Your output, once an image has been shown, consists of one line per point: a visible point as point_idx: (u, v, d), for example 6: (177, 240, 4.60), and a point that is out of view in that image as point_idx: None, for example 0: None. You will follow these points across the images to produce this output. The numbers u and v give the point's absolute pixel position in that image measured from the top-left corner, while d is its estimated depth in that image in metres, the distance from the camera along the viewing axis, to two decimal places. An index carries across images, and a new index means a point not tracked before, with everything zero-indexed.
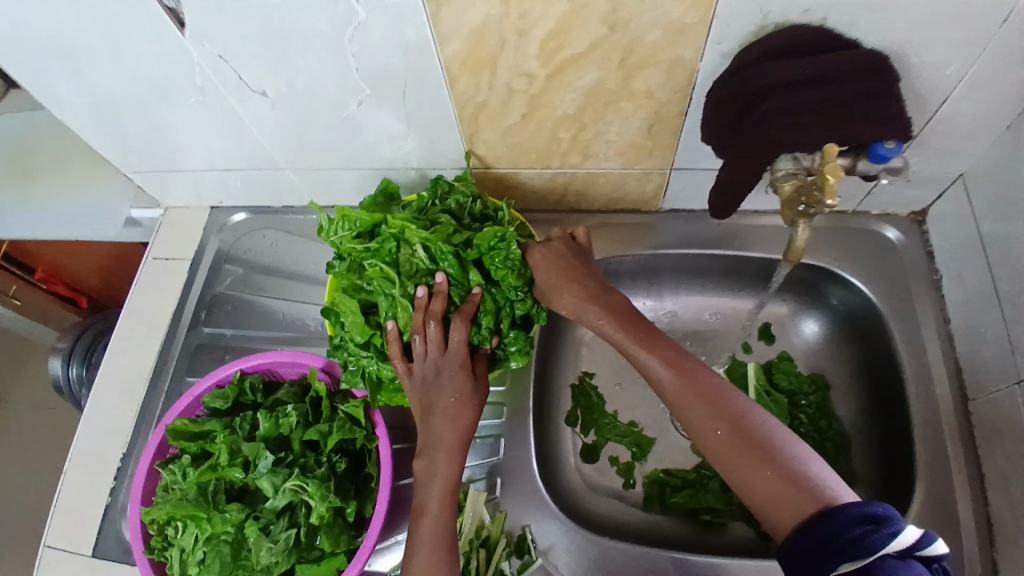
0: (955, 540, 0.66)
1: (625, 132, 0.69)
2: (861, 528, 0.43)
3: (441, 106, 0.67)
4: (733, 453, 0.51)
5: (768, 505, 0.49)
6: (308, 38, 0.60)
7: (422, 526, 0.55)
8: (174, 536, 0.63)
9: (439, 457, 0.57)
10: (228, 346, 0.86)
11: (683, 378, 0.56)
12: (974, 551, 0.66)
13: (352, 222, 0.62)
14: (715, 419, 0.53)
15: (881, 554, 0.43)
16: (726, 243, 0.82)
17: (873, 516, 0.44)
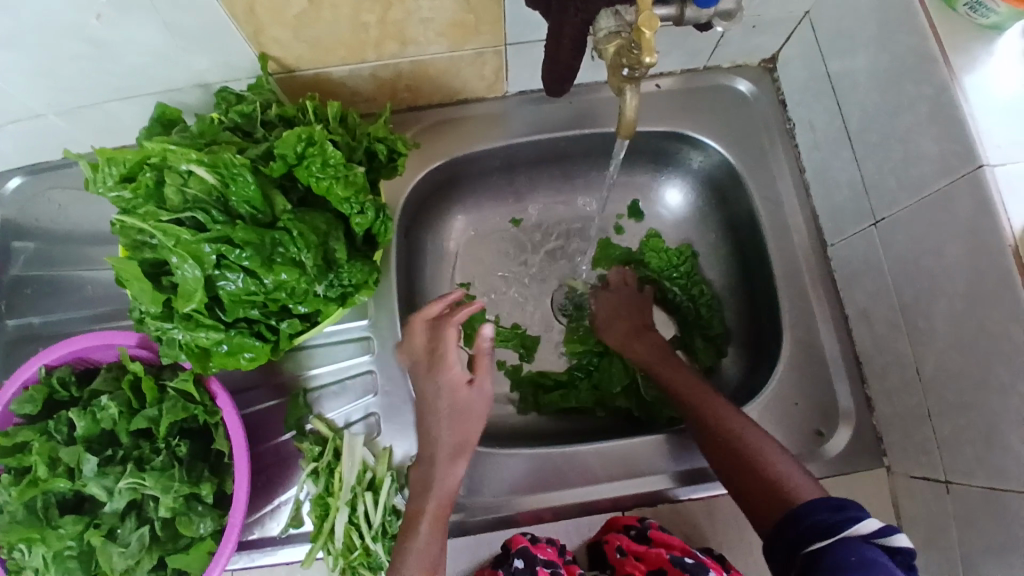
0: (828, 384, 0.69)
1: (439, 8, 0.58)
2: (827, 516, 0.48)
3: (200, 3, 0.53)
4: (706, 426, 0.60)
5: (749, 508, 0.55)
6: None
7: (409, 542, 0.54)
8: (24, 560, 0.55)
9: (439, 462, 0.58)
10: (42, 338, 0.73)
11: (665, 360, 0.67)
12: (847, 393, 0.68)
13: (119, 163, 0.49)
14: (689, 392, 0.63)
15: (844, 536, 0.47)
16: (580, 123, 0.75)
17: (838, 506, 0.49)
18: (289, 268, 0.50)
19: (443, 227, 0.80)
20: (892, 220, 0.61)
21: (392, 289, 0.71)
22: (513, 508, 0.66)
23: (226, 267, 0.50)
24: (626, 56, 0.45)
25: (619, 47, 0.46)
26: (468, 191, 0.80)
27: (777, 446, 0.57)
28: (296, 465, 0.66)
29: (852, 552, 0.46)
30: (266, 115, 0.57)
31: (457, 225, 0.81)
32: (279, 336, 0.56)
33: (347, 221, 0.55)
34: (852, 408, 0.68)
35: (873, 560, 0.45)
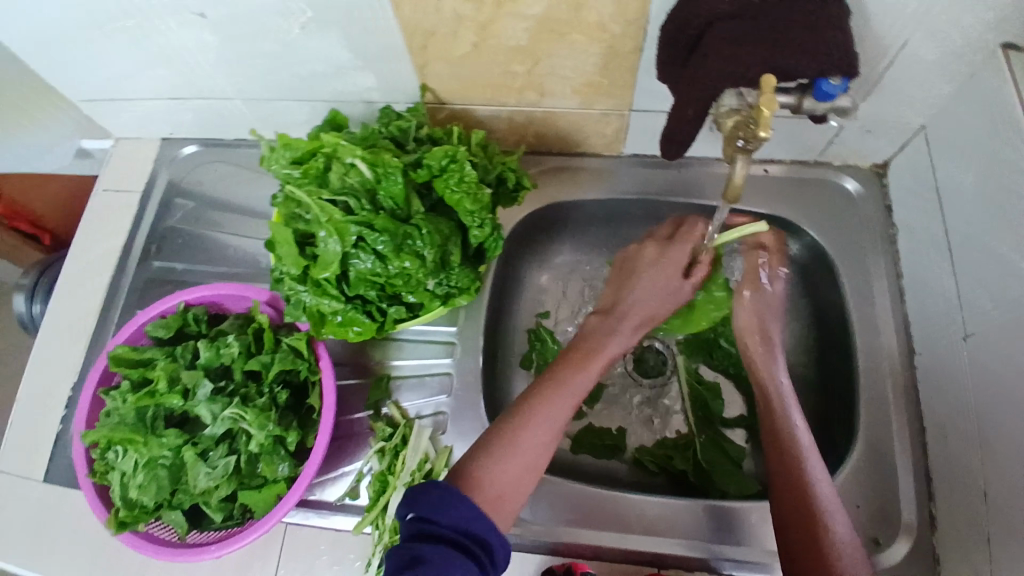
0: (893, 493, 0.67)
1: (579, 69, 0.66)
2: None
3: (387, 33, 0.64)
4: (800, 511, 0.57)
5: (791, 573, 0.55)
6: None
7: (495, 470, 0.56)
8: (116, 460, 0.62)
9: (572, 385, 0.61)
10: (178, 281, 0.83)
11: (773, 412, 0.64)
12: (911, 508, 0.67)
13: (293, 148, 0.60)
14: (785, 450, 0.60)
15: None
16: (683, 192, 0.80)
17: None
18: (412, 258, 0.58)
19: (537, 262, 0.87)
20: (981, 336, 0.61)
21: (483, 305, 0.77)
22: (556, 535, 0.69)
23: (361, 247, 0.58)
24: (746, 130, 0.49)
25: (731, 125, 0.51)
26: (567, 233, 0.87)
27: (845, 540, 0.55)
28: (365, 441, 0.73)
29: None
30: (417, 132, 0.67)
31: (550, 263, 0.88)
32: (385, 317, 0.64)
33: (465, 230, 0.62)
34: (913, 522, 0.66)
35: None
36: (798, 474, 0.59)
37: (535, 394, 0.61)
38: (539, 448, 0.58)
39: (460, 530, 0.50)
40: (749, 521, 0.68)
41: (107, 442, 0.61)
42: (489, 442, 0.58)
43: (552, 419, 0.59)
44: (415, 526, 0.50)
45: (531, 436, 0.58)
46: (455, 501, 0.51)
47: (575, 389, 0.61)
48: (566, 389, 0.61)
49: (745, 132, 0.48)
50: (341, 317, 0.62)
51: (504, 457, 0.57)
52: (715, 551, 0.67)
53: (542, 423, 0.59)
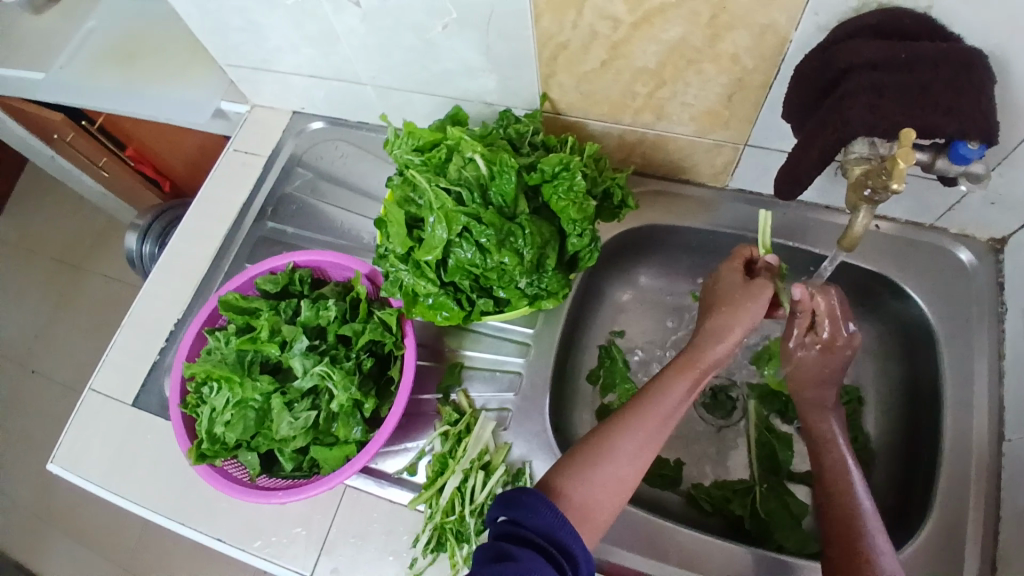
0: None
1: (702, 97, 0.67)
2: None
3: (521, 41, 0.67)
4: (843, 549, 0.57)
5: None
6: None
7: (594, 478, 0.58)
8: (209, 396, 0.66)
9: (666, 402, 0.62)
10: (287, 243, 0.89)
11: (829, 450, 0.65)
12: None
13: (417, 137, 0.65)
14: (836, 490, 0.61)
15: None
16: (786, 234, 0.79)
17: None
18: (512, 255, 0.60)
19: (621, 281, 0.88)
20: None
21: (563, 312, 0.79)
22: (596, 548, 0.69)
23: (465, 237, 0.61)
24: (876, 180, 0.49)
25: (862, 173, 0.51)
26: (656, 257, 0.87)
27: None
28: (430, 422, 0.75)
29: None
30: (533, 137, 0.69)
31: (633, 283, 0.88)
32: (473, 308, 0.67)
33: (564, 237, 0.64)
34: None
35: None
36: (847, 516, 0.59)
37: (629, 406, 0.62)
38: (627, 459, 0.59)
39: (544, 535, 0.52)
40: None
41: (205, 376, 0.66)
42: (580, 453, 0.60)
43: (647, 431, 0.60)
44: (505, 526, 0.52)
45: (620, 447, 0.59)
46: (543, 505, 0.53)
47: (664, 403, 0.62)
48: (660, 403, 0.62)
49: (874, 182, 0.49)
50: (432, 300, 0.66)
51: (602, 465, 0.58)
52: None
53: (632, 436, 0.60)
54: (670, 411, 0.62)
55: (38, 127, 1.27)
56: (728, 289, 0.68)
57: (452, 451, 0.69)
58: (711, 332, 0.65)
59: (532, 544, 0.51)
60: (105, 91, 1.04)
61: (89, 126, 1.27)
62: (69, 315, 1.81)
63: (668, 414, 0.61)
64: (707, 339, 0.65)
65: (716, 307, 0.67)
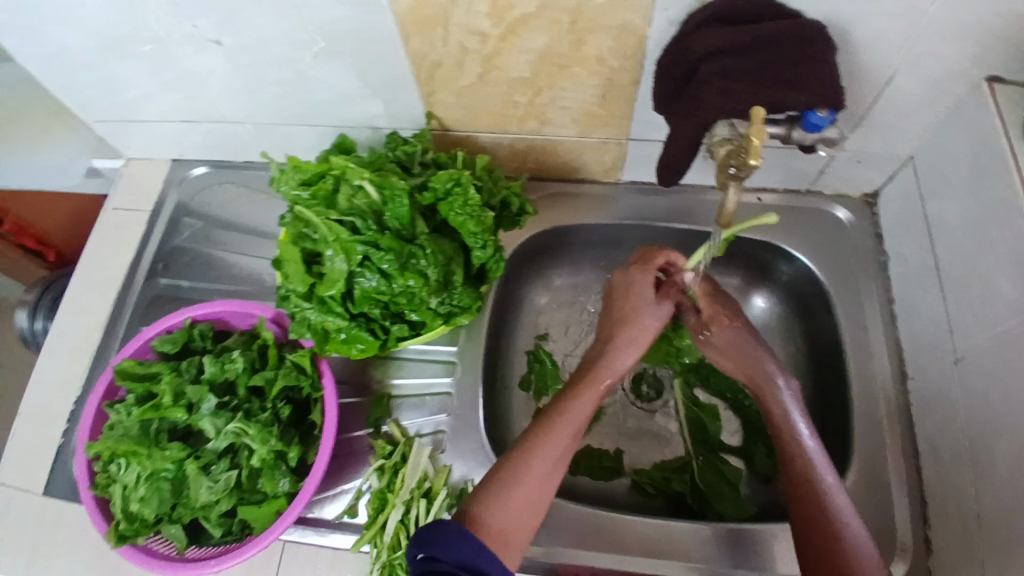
0: (888, 514, 0.68)
1: (578, 99, 0.69)
2: None
3: (393, 63, 0.67)
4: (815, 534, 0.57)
5: None
6: None
7: (504, 506, 0.57)
8: (118, 473, 0.62)
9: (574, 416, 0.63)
10: (185, 298, 0.85)
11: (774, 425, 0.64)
12: (907, 528, 0.68)
13: (302, 170, 0.63)
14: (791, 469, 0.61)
15: None
16: (678, 218, 0.82)
17: None
18: (416, 276, 0.60)
19: (536, 285, 0.89)
20: (971, 358, 0.63)
21: (483, 324, 0.79)
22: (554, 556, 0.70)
23: (366, 266, 0.60)
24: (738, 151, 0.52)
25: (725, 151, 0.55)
26: (568, 257, 0.89)
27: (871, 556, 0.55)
28: (364, 460, 0.73)
29: None
30: (423, 156, 0.69)
31: (549, 285, 0.90)
32: (389, 335, 0.66)
33: (468, 251, 0.64)
34: (908, 542, 0.67)
35: None
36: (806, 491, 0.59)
37: (539, 425, 0.62)
38: (541, 478, 0.59)
39: (463, 566, 0.50)
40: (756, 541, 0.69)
41: (110, 454, 0.62)
42: (493, 476, 0.59)
43: (555, 451, 0.61)
44: (422, 561, 0.50)
45: (531, 473, 0.59)
46: (458, 535, 0.52)
47: (572, 419, 0.62)
48: (569, 418, 0.62)
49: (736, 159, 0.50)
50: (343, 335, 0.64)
51: (511, 493, 0.58)
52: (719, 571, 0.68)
53: (543, 452, 0.60)
54: (578, 426, 0.62)
55: None
56: (634, 294, 0.70)
57: (389, 483, 0.67)
58: (626, 341, 0.67)
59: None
60: None
61: None
62: None
63: (575, 426, 0.62)
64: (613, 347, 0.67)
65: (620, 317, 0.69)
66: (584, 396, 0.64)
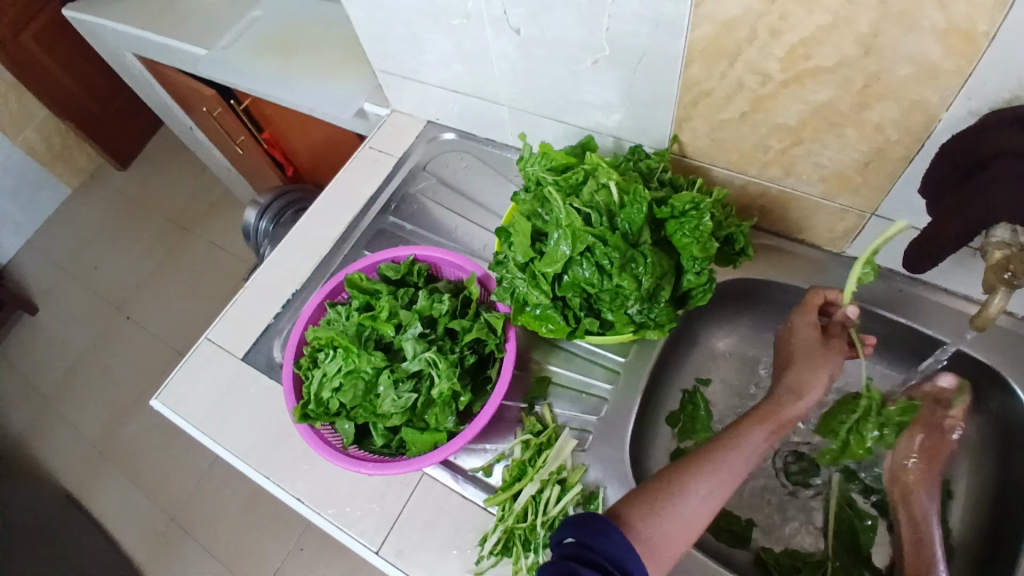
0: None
1: (837, 161, 0.69)
2: None
3: (665, 84, 0.72)
4: None
5: None
6: None
7: (672, 510, 0.60)
8: (323, 361, 0.72)
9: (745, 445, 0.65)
10: (405, 239, 0.95)
11: None
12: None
13: (550, 158, 0.71)
14: None
15: None
16: (896, 309, 0.79)
17: None
18: (630, 280, 0.63)
19: (719, 330, 0.90)
20: None
21: (655, 348, 0.80)
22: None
23: (586, 257, 0.64)
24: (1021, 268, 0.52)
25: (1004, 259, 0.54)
26: (757, 312, 0.88)
27: None
28: (511, 430, 0.78)
29: None
30: (660, 175, 0.72)
31: (732, 333, 0.90)
32: (579, 325, 0.70)
33: (680, 273, 0.67)
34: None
35: None
36: None
37: (709, 446, 0.65)
38: (701, 495, 0.61)
39: (613, 561, 0.53)
40: None
41: (327, 343, 0.72)
42: (655, 482, 0.62)
43: (723, 471, 0.63)
44: (574, 547, 0.54)
45: (698, 484, 0.62)
46: (614, 531, 0.55)
47: (744, 449, 0.64)
48: (743, 447, 0.64)
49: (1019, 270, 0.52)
50: (539, 311, 0.69)
51: (678, 498, 0.61)
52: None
53: (707, 473, 0.63)
54: (748, 457, 0.64)
55: (194, 98, 1.39)
56: (808, 345, 0.70)
57: (534, 458, 0.71)
58: (791, 387, 0.68)
59: (601, 568, 0.52)
60: (264, 77, 1.16)
61: (237, 106, 1.37)
62: (193, 279, 2.05)
63: (746, 456, 0.64)
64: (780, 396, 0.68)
65: (793, 364, 0.70)
66: (758, 429, 0.65)
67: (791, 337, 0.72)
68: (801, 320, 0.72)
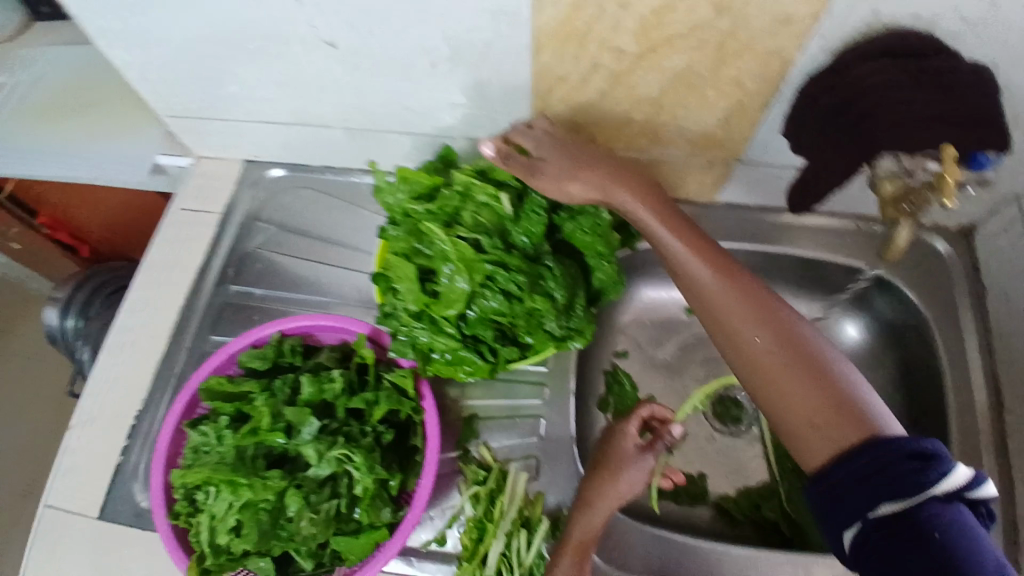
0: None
1: (700, 121, 0.68)
2: (912, 465, 0.43)
3: (518, 75, 0.65)
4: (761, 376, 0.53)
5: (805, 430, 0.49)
6: None
7: None
8: (206, 502, 0.59)
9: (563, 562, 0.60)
10: (257, 307, 0.82)
11: (725, 274, 0.58)
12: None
13: (411, 184, 0.61)
14: (735, 313, 0.56)
15: (931, 494, 0.43)
16: (779, 241, 0.82)
17: (923, 453, 0.44)
18: (544, 299, 0.57)
19: (621, 305, 0.88)
20: None
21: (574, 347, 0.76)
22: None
23: (489, 287, 0.57)
24: (919, 197, 0.57)
25: (900, 188, 0.59)
26: (650, 278, 0.88)
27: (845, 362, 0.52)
28: (451, 486, 0.70)
29: (937, 525, 0.42)
30: None
31: (633, 307, 0.89)
32: (498, 359, 0.62)
33: (588, 273, 0.62)
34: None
35: (956, 522, 0.42)
36: (760, 317, 0.55)
37: None
38: None
39: None
40: None
41: (201, 483, 0.58)
42: None
43: None
44: None
45: None
46: None
47: None
48: None
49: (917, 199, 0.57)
50: (454, 356, 0.61)
51: None
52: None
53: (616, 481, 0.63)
54: None
55: None
56: (615, 448, 0.66)
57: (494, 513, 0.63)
58: (582, 501, 0.62)
59: None
60: (15, 149, 0.91)
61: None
62: None
63: None
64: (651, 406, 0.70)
65: (585, 481, 0.64)
66: (569, 551, 0.61)
67: (608, 444, 0.67)
68: (621, 429, 0.67)
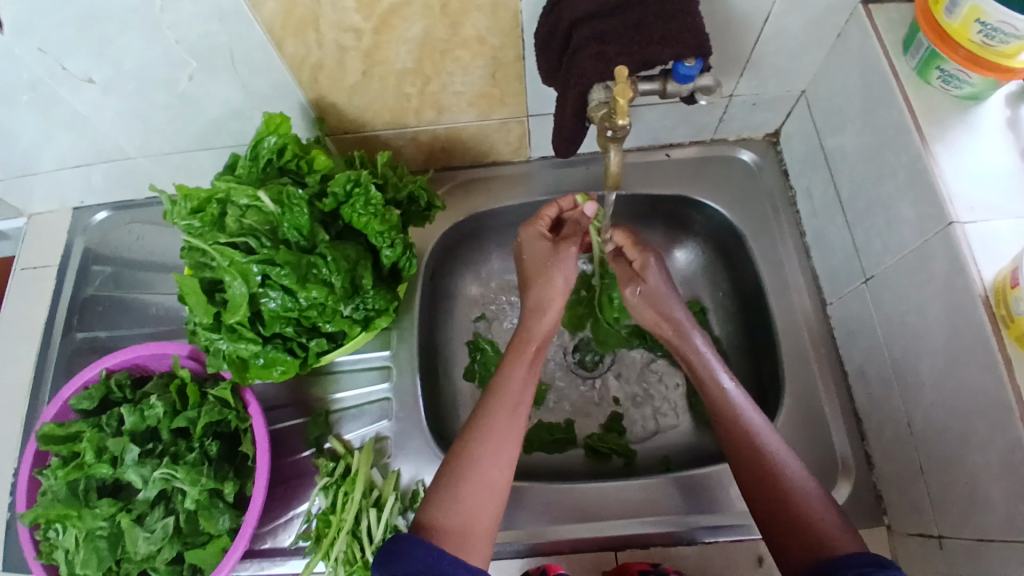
0: (827, 438, 0.71)
1: (470, 83, 0.69)
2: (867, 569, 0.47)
3: (275, 71, 0.65)
4: (764, 488, 0.58)
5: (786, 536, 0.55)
6: (118, 14, 0.56)
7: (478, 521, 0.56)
8: (57, 537, 0.60)
9: (506, 426, 0.61)
10: (105, 348, 0.82)
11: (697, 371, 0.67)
12: (845, 448, 0.71)
13: (184, 199, 0.59)
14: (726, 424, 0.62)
15: None
16: (594, 186, 0.84)
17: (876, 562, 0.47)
18: (319, 287, 0.58)
19: (467, 273, 0.89)
20: (880, 279, 0.66)
21: (416, 323, 0.78)
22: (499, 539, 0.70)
23: (268, 286, 0.58)
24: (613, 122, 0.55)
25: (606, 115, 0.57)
26: (491, 243, 0.89)
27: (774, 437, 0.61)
28: (312, 480, 0.73)
29: None
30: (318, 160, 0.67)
31: (482, 273, 0.90)
32: (308, 352, 0.64)
33: (376, 252, 0.64)
34: (851, 463, 0.70)
35: None
36: (729, 422, 0.62)
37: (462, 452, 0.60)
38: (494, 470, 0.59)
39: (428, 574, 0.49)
40: (722, 484, 0.71)
41: (45, 521, 0.60)
42: (446, 469, 0.59)
43: (482, 480, 0.58)
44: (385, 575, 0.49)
45: (486, 459, 0.59)
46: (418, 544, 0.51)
47: (494, 442, 0.60)
48: (499, 444, 0.60)
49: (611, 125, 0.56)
50: (264, 360, 0.62)
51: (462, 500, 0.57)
52: (685, 526, 0.69)
53: (500, 434, 0.61)
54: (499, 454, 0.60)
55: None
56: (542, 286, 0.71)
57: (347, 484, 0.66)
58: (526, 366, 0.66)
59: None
60: None
61: None
62: None
63: (497, 457, 0.60)
64: (529, 316, 0.70)
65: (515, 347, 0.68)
66: (509, 419, 0.62)
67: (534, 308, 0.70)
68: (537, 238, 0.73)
